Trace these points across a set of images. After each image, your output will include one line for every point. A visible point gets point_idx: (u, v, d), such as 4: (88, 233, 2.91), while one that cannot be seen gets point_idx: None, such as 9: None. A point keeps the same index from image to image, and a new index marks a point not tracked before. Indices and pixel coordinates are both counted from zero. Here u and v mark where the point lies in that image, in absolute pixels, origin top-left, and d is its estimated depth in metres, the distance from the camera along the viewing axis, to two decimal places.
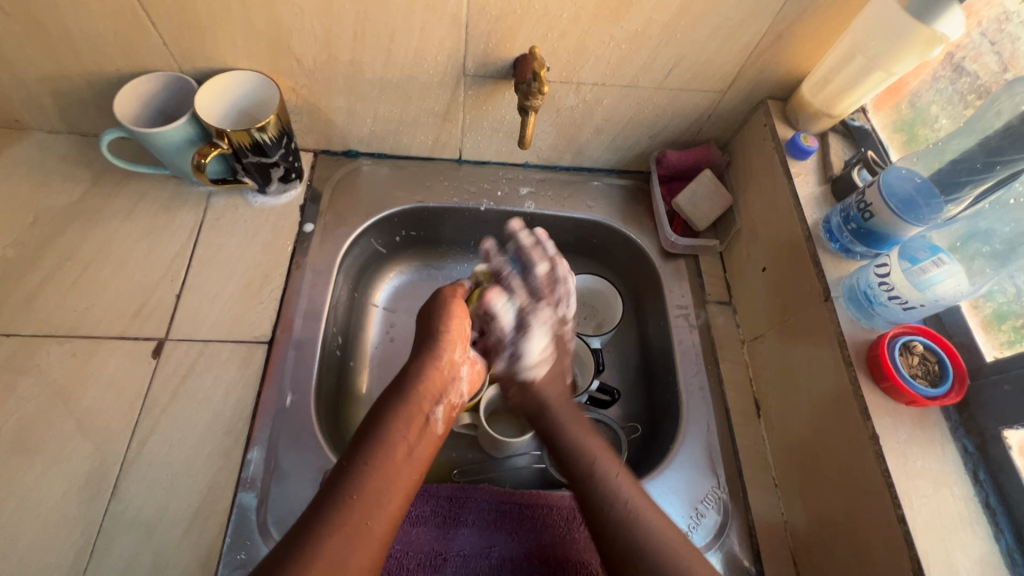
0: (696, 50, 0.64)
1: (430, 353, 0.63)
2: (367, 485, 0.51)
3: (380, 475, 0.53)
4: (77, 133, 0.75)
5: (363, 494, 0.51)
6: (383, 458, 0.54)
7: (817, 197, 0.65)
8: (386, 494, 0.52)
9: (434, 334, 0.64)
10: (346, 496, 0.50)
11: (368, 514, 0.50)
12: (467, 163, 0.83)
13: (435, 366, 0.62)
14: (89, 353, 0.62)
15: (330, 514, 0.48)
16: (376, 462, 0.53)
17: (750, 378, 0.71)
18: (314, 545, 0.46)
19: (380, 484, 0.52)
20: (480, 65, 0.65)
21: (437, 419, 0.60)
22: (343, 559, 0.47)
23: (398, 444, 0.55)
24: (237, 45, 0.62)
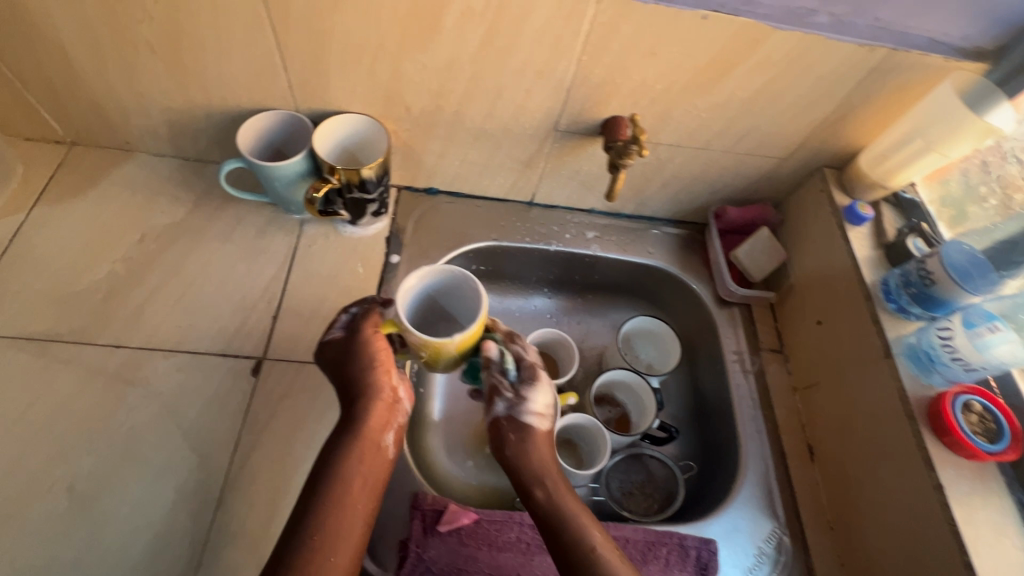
0: (767, 121, 0.71)
1: (370, 383, 0.59)
2: (311, 536, 0.50)
3: (325, 522, 0.51)
4: (181, 157, 0.80)
5: (312, 545, 0.50)
6: (322, 502, 0.52)
7: (871, 261, 0.71)
8: (336, 539, 0.51)
9: (367, 366, 0.59)
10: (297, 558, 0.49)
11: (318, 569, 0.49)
12: (538, 206, 0.89)
13: (379, 393, 0.59)
14: (193, 368, 0.65)
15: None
16: (320, 508, 0.52)
17: (803, 424, 0.76)
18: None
19: (331, 530, 0.51)
20: (572, 122, 0.72)
21: (388, 446, 0.58)
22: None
23: (342, 481, 0.54)
24: (356, 92, 0.68)
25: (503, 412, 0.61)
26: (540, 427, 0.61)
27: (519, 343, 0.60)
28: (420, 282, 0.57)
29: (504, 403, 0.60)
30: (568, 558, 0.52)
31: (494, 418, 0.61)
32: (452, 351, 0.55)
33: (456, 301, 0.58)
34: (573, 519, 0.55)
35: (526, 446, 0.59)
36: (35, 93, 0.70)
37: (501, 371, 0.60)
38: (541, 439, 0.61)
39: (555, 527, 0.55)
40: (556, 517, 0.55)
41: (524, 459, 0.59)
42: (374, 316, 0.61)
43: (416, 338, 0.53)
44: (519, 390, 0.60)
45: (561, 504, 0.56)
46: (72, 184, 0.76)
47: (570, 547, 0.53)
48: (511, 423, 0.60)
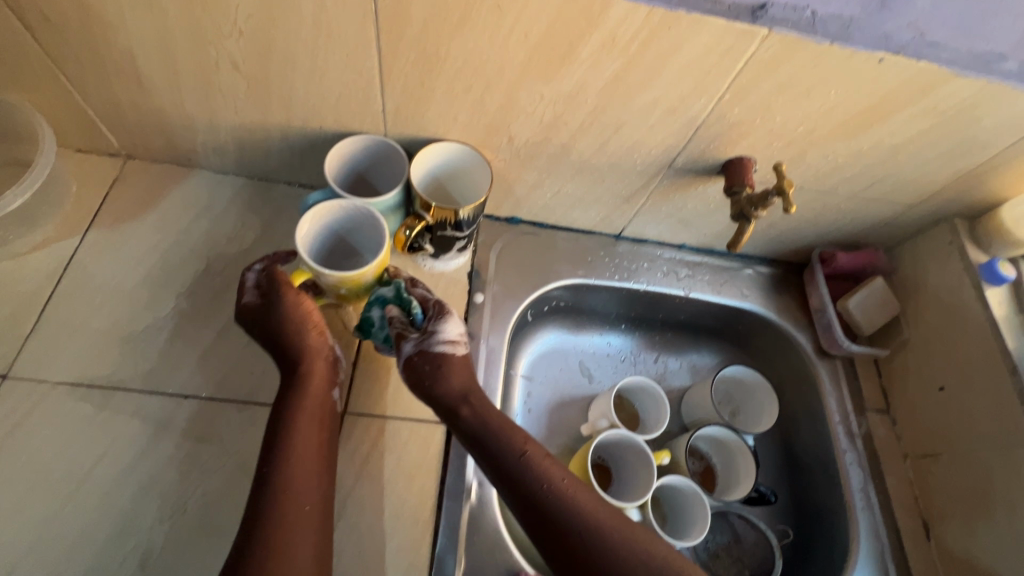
0: (907, 169, 0.64)
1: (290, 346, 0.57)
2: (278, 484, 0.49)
3: (288, 472, 0.50)
4: (246, 176, 0.73)
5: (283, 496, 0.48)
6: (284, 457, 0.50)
7: (1012, 324, 0.65)
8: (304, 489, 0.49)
9: (298, 328, 0.57)
10: (277, 518, 0.47)
11: (294, 515, 0.48)
12: (625, 240, 0.82)
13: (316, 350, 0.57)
14: (270, 424, 0.59)
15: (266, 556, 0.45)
16: (281, 458, 0.50)
17: (917, 498, 0.70)
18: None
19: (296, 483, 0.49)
20: (690, 161, 0.64)
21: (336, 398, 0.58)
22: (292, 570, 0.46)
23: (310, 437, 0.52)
24: (457, 120, 0.61)
25: (412, 348, 0.58)
26: (457, 353, 0.59)
27: (421, 287, 0.62)
28: (317, 224, 0.59)
29: (410, 342, 0.58)
30: (509, 471, 0.52)
31: (404, 359, 0.58)
32: (370, 281, 0.60)
33: (358, 233, 0.62)
34: (503, 433, 0.55)
35: (460, 379, 0.57)
36: (94, 105, 0.62)
37: (406, 317, 0.60)
38: (461, 367, 0.59)
39: (487, 441, 0.54)
40: (493, 433, 0.54)
41: (445, 384, 0.57)
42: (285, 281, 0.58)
43: (331, 279, 0.58)
44: (428, 327, 0.59)
45: (488, 420, 0.55)
46: (128, 204, 0.69)
47: (506, 463, 0.53)
48: (422, 357, 0.57)
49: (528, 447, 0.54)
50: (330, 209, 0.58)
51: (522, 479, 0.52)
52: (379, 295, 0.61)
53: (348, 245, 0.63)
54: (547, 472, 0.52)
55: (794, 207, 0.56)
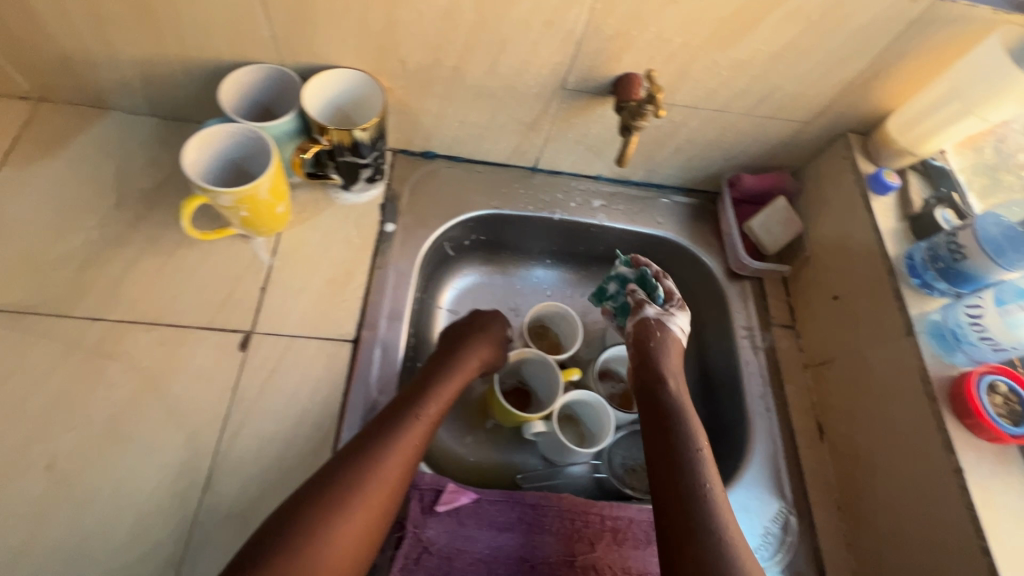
0: (792, 81, 0.66)
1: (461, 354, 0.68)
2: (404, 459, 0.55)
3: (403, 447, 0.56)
4: (159, 116, 0.74)
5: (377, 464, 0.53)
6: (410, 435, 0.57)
7: (896, 232, 0.67)
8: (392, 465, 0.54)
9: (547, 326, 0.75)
10: (337, 470, 0.52)
11: (375, 485, 0.52)
12: (541, 172, 0.84)
13: (467, 356, 0.69)
14: (177, 342, 0.62)
15: (318, 505, 0.50)
16: (407, 433, 0.57)
17: (813, 403, 0.73)
18: (317, 533, 0.48)
19: (378, 453, 0.54)
20: (581, 80, 0.66)
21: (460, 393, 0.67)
22: (354, 531, 0.50)
23: (427, 420, 0.60)
24: (346, 43, 0.62)
25: (653, 314, 0.72)
26: (679, 338, 0.72)
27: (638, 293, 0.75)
28: (206, 152, 0.61)
29: (654, 312, 0.72)
30: (681, 454, 0.60)
31: (642, 318, 0.72)
32: (266, 194, 0.61)
33: (252, 155, 0.63)
34: (688, 423, 0.63)
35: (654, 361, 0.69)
36: None
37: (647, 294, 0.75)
38: (676, 350, 0.71)
39: (675, 428, 0.62)
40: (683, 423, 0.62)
41: (654, 364, 0.69)
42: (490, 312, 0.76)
43: (227, 200, 0.59)
44: (667, 307, 0.73)
45: (684, 401, 0.65)
46: (40, 144, 0.70)
47: (692, 444, 0.60)
48: (659, 324, 0.72)
49: (704, 445, 0.61)
50: (214, 132, 0.60)
51: (687, 462, 0.59)
52: (620, 274, 0.78)
53: (246, 171, 0.65)
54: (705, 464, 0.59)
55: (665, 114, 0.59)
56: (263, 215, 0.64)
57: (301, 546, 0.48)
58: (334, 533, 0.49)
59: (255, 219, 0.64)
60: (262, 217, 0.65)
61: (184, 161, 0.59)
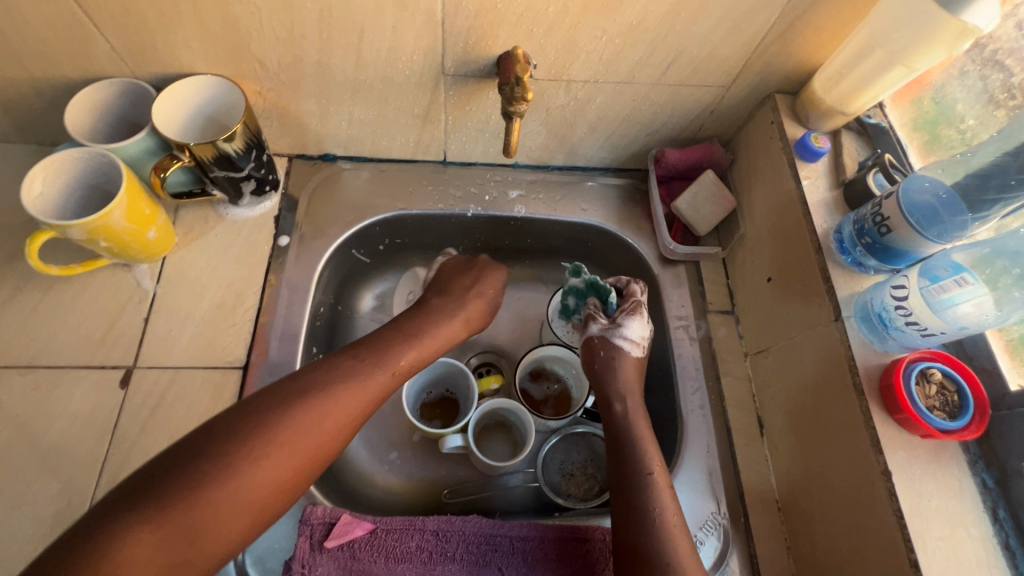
0: (697, 43, 0.58)
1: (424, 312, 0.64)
2: (344, 415, 0.50)
3: (347, 400, 0.50)
4: (33, 142, 0.69)
5: (314, 412, 0.48)
6: (354, 387, 0.51)
7: (827, 203, 0.60)
8: (330, 416, 0.49)
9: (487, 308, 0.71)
10: (270, 399, 0.47)
11: (313, 421, 0.48)
12: (453, 164, 0.77)
13: (446, 321, 0.64)
14: (53, 385, 0.59)
15: (237, 441, 0.44)
16: (353, 390, 0.51)
17: (753, 394, 0.67)
18: (226, 463, 0.43)
19: (321, 403, 0.49)
20: (460, 64, 0.60)
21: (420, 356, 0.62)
22: (271, 481, 0.45)
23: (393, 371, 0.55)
24: (193, 47, 0.56)
25: (597, 332, 0.66)
26: (633, 353, 0.65)
27: (592, 303, 0.69)
28: (53, 184, 0.57)
29: (597, 330, 0.66)
30: (632, 482, 0.55)
31: (587, 337, 0.67)
32: (122, 221, 0.57)
33: (106, 180, 0.58)
34: (640, 446, 0.58)
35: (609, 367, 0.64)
36: None
37: (600, 304, 0.69)
38: (631, 367, 0.64)
39: (625, 455, 0.57)
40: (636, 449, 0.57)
41: (610, 381, 0.63)
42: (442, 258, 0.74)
43: (78, 233, 0.55)
44: (616, 319, 0.66)
45: (634, 425, 0.60)
46: None
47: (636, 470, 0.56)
48: (602, 343, 0.66)
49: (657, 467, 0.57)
50: (55, 161, 0.56)
51: (641, 488, 0.54)
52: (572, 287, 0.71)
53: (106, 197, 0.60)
54: (657, 489, 0.54)
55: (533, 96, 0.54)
56: (127, 241, 0.60)
57: (207, 466, 0.42)
58: (253, 484, 0.44)
59: (121, 247, 0.60)
60: (129, 244, 0.60)
61: (25, 197, 0.54)
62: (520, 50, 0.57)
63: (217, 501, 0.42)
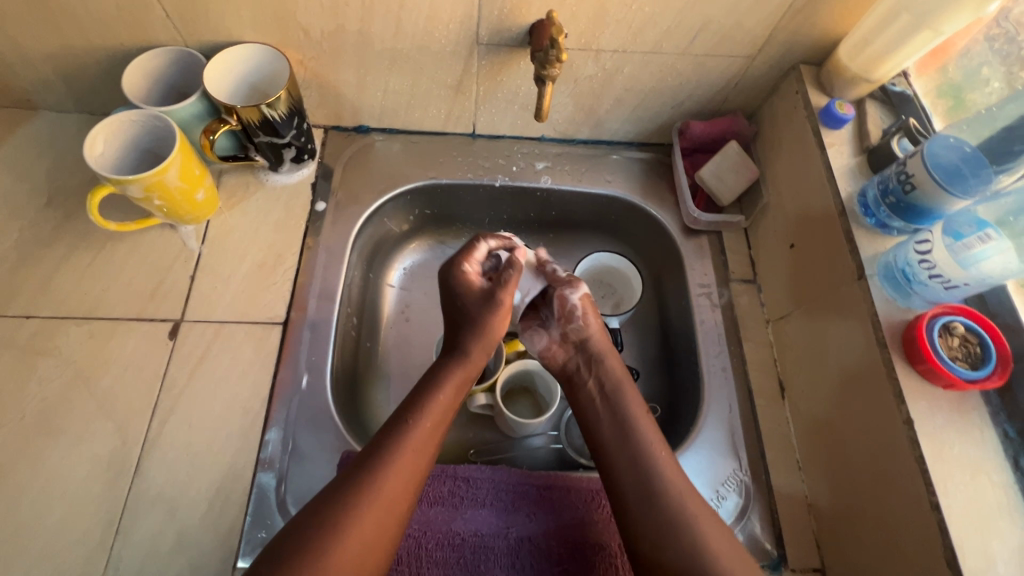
0: (725, 11, 0.60)
1: (477, 320, 0.61)
2: (423, 448, 0.53)
3: (426, 435, 0.54)
4: (87, 111, 0.73)
5: (401, 455, 0.52)
6: (432, 423, 0.55)
7: (851, 169, 0.61)
8: (416, 456, 0.53)
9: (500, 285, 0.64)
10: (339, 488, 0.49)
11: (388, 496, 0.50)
12: (481, 137, 0.80)
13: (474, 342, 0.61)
14: (107, 335, 0.62)
15: (339, 502, 0.48)
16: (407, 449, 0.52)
17: (774, 359, 0.69)
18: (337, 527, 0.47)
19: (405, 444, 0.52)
20: (494, 33, 0.62)
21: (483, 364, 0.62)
22: (381, 524, 0.49)
23: (436, 418, 0.56)
24: (243, 16, 0.60)
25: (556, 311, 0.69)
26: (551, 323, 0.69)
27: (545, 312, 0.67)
28: (114, 144, 0.61)
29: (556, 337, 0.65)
30: (628, 455, 0.56)
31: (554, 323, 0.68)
32: (175, 180, 0.60)
33: (158, 139, 0.62)
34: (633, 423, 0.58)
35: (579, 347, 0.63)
36: None
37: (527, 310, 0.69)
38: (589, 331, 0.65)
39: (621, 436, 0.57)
40: (631, 425, 0.58)
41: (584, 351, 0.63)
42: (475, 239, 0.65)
43: (136, 189, 0.58)
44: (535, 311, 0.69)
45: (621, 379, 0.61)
46: None
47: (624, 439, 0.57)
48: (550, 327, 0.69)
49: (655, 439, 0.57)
50: (114, 121, 0.59)
51: (639, 457, 0.55)
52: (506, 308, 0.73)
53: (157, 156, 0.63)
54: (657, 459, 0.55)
55: (567, 58, 0.57)
56: (177, 201, 0.63)
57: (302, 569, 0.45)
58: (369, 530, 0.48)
59: (172, 206, 0.63)
60: (178, 204, 0.64)
61: (84, 153, 0.58)
62: (555, 14, 0.59)
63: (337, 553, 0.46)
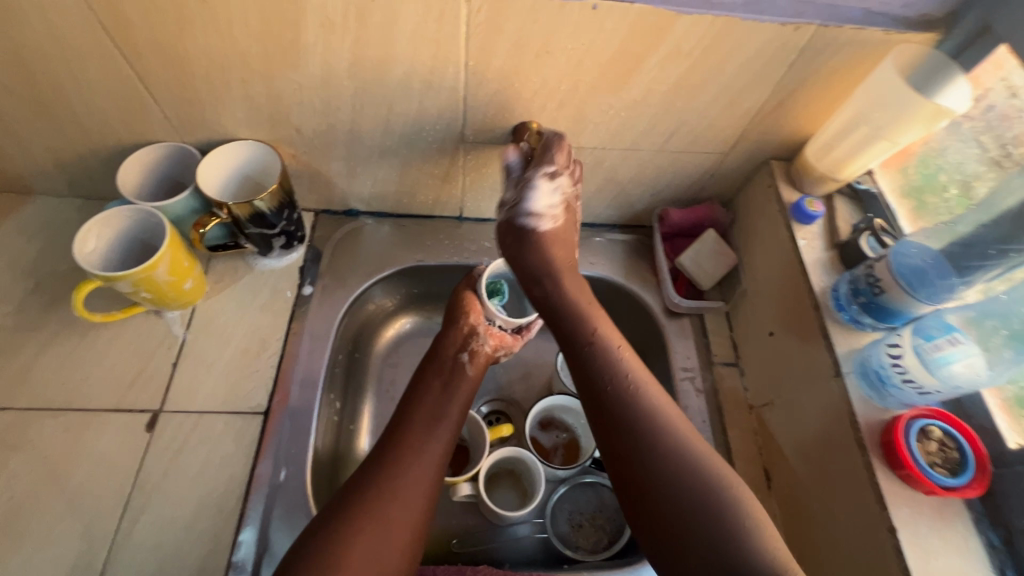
0: (697, 116, 0.64)
1: (447, 326, 0.70)
2: (421, 463, 0.57)
3: (425, 439, 0.59)
4: (82, 197, 0.75)
5: (401, 461, 0.57)
6: (424, 428, 0.60)
7: (823, 263, 0.63)
8: (417, 457, 0.57)
9: (456, 308, 0.70)
10: (354, 496, 0.54)
11: (395, 496, 0.54)
12: (468, 220, 0.82)
13: (445, 360, 0.67)
14: (83, 427, 0.61)
15: (351, 514, 0.52)
16: (405, 453, 0.57)
17: (759, 448, 0.68)
18: (351, 527, 0.51)
19: (406, 450, 0.57)
20: (479, 132, 0.65)
21: (466, 365, 0.67)
22: (394, 523, 0.53)
23: (426, 425, 0.60)
24: (238, 117, 0.62)
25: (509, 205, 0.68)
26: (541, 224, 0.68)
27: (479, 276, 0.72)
28: (105, 238, 0.62)
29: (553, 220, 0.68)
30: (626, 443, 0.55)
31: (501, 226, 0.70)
32: (164, 274, 0.61)
33: (149, 232, 0.63)
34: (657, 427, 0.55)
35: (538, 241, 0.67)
36: None
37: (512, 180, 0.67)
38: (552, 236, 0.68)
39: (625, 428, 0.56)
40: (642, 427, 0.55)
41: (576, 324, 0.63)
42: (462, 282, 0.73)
43: (125, 284, 0.59)
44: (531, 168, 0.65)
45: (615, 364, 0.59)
46: None
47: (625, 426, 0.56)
48: (512, 226, 0.68)
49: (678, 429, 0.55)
50: (106, 216, 0.61)
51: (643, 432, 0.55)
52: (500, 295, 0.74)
53: (145, 248, 0.64)
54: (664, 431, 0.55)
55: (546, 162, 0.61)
56: (164, 292, 0.64)
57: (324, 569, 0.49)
58: (386, 532, 0.52)
59: (159, 297, 0.64)
60: (166, 295, 0.64)
61: (74, 249, 0.59)
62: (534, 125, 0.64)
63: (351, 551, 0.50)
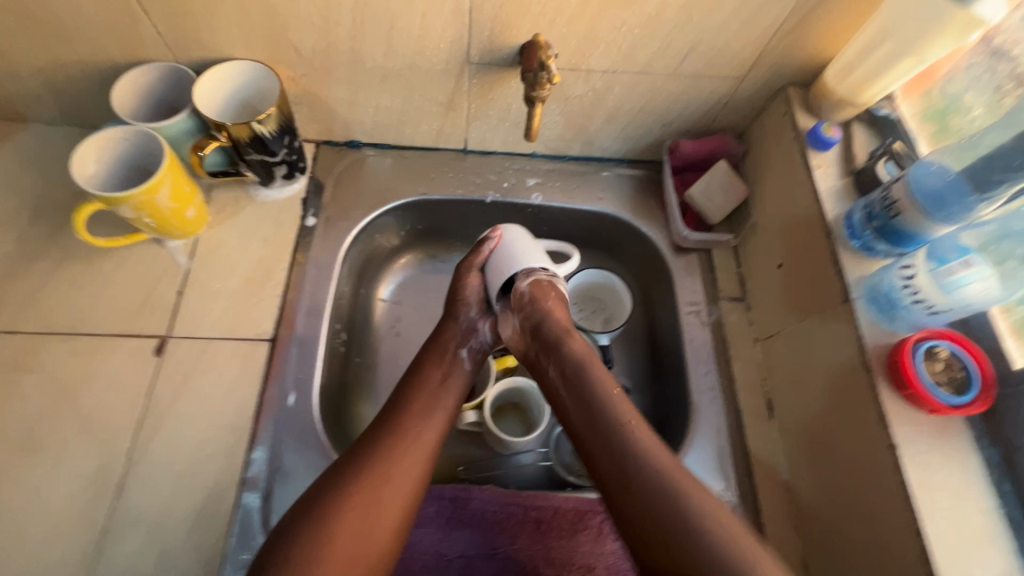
0: (713, 34, 0.60)
1: (446, 317, 0.66)
2: (414, 453, 0.53)
3: (419, 427, 0.55)
4: (76, 124, 0.73)
5: (391, 448, 0.53)
6: (419, 417, 0.56)
7: (838, 191, 0.62)
8: (410, 444, 0.54)
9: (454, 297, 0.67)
10: (337, 482, 0.50)
11: (382, 484, 0.50)
12: (472, 153, 0.80)
13: (445, 348, 0.63)
14: (92, 351, 0.62)
15: (332, 497, 0.49)
16: (395, 438, 0.54)
17: (762, 378, 0.68)
18: (329, 515, 0.48)
19: (397, 437, 0.54)
20: (485, 52, 0.63)
21: (465, 361, 0.64)
22: (376, 516, 0.49)
23: (421, 412, 0.57)
24: (234, 34, 0.60)
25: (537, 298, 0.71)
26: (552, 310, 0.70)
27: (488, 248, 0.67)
28: (102, 162, 0.61)
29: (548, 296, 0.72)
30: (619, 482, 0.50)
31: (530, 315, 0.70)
32: (164, 197, 0.60)
33: (145, 155, 0.61)
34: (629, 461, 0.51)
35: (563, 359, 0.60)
36: None
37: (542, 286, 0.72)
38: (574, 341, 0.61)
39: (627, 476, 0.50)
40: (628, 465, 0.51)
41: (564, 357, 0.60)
42: (466, 268, 0.67)
43: (125, 208, 0.58)
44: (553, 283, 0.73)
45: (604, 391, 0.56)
46: None
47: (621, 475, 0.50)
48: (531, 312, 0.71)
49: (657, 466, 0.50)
50: (103, 139, 0.59)
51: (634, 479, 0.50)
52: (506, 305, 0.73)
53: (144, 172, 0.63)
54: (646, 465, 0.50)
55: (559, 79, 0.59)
56: (166, 218, 0.63)
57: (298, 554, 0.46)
58: (367, 523, 0.49)
59: (162, 223, 0.63)
60: (167, 221, 0.64)
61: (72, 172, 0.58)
62: (541, 37, 0.60)
63: (331, 541, 0.47)
